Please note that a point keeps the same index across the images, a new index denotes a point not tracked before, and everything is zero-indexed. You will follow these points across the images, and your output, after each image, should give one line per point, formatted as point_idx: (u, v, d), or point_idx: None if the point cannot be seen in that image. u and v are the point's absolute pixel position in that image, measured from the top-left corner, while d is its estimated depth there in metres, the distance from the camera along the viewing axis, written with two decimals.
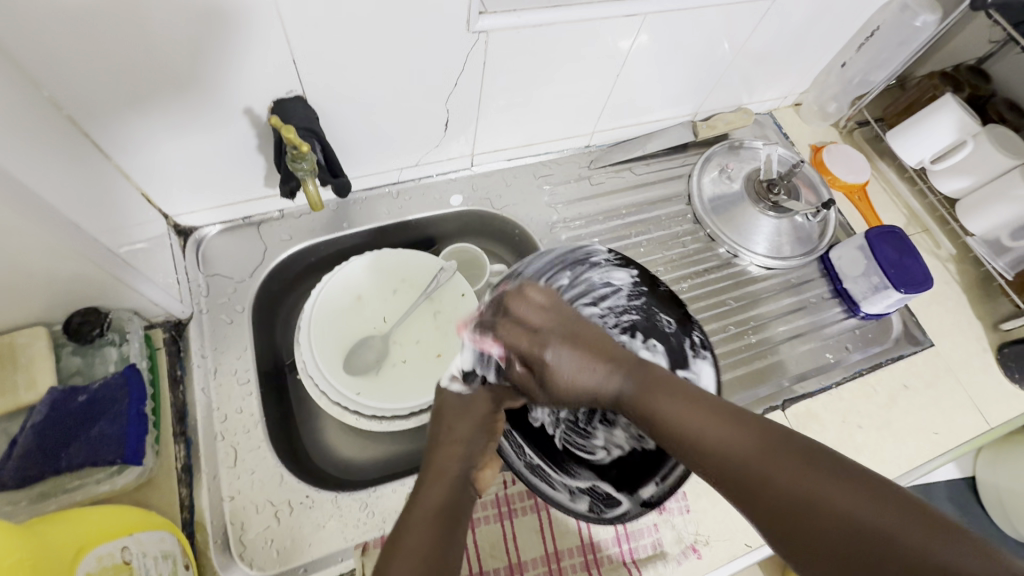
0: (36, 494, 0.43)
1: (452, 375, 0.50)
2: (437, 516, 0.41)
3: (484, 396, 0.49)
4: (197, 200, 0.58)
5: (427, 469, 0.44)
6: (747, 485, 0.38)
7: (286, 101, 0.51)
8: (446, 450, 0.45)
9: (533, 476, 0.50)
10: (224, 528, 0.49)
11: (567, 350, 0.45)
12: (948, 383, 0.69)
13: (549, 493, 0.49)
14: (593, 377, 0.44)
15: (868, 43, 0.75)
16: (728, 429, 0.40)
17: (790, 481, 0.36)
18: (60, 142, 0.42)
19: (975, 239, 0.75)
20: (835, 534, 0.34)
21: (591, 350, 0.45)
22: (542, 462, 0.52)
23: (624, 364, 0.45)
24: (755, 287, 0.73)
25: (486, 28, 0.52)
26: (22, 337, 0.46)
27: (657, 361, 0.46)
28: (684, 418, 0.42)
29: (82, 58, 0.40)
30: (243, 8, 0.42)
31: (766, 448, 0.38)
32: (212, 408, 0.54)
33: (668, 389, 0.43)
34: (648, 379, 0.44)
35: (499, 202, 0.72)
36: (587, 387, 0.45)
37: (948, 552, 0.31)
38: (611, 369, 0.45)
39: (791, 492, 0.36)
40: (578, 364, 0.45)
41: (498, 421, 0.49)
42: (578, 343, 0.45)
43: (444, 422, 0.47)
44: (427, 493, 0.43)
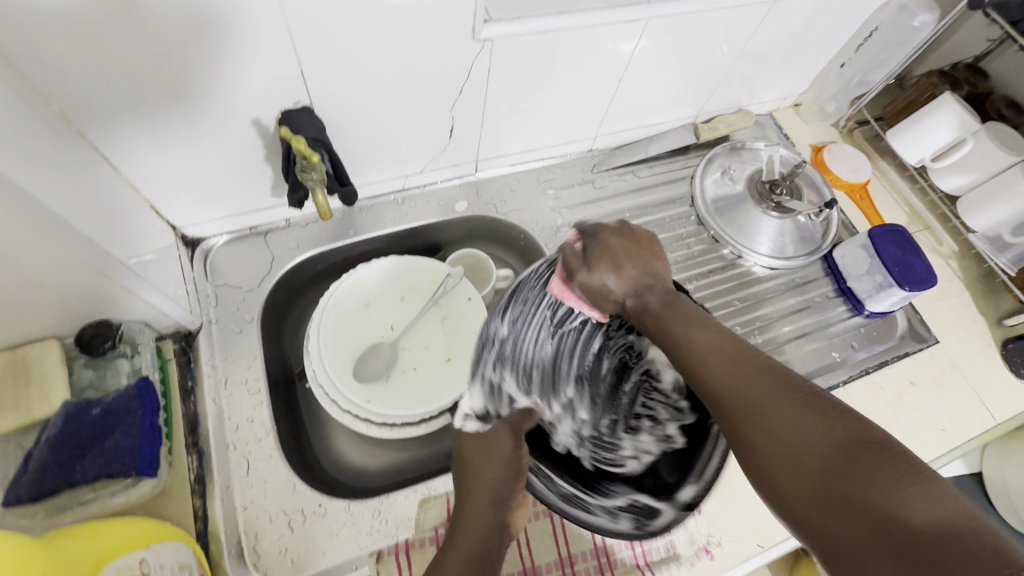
0: (51, 507, 0.43)
1: (465, 414, 0.52)
2: (475, 558, 0.42)
3: (506, 431, 0.52)
4: (204, 211, 0.58)
5: (459, 516, 0.45)
6: (732, 412, 0.38)
7: (294, 111, 0.51)
8: (476, 493, 0.47)
9: (561, 499, 0.49)
10: (238, 538, 0.49)
11: (620, 249, 0.51)
12: (954, 380, 0.69)
13: (580, 514, 0.48)
14: (625, 280, 0.50)
15: (867, 44, 0.75)
16: (725, 363, 0.41)
17: (771, 406, 0.37)
18: (70, 155, 0.42)
19: (976, 236, 0.75)
20: (801, 462, 0.33)
21: (633, 259, 0.51)
22: (572, 487, 0.51)
23: (661, 288, 0.50)
24: (760, 287, 0.74)
25: (490, 37, 0.52)
26: (34, 350, 0.46)
27: (679, 301, 0.48)
28: (693, 347, 0.43)
29: (91, 71, 0.40)
30: (252, 19, 0.42)
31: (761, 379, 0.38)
32: (223, 418, 0.54)
33: (694, 322, 0.45)
34: (674, 306, 0.47)
35: (504, 207, 0.73)
36: (613, 289, 0.50)
37: (915, 500, 0.29)
38: (639, 283, 0.50)
39: (771, 420, 0.36)
40: (617, 268, 0.50)
41: (523, 459, 0.50)
42: (622, 262, 0.50)
43: (471, 468, 0.48)
44: (462, 536, 0.44)
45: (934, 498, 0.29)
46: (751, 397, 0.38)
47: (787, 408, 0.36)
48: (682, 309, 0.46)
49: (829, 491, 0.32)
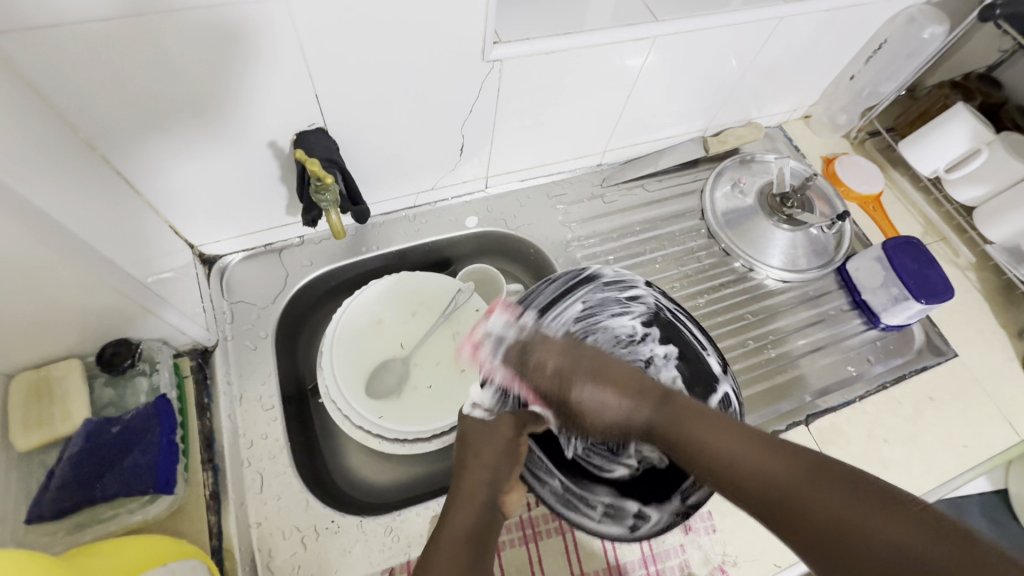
0: (72, 524, 0.44)
1: (473, 404, 0.52)
2: (465, 537, 0.43)
3: (508, 419, 0.50)
4: (221, 229, 0.59)
5: (455, 494, 0.46)
6: (785, 516, 0.36)
7: (309, 133, 0.52)
8: (474, 474, 0.47)
9: (627, 526, 0.49)
10: (252, 555, 0.50)
11: (597, 390, 0.47)
12: (974, 394, 0.67)
13: (646, 527, 0.49)
14: (618, 407, 0.46)
15: (877, 55, 0.75)
16: (748, 454, 0.40)
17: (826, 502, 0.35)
18: (94, 180, 0.44)
19: (993, 247, 0.74)
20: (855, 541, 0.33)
21: (614, 384, 0.47)
22: (631, 505, 0.50)
23: (651, 398, 0.46)
24: (773, 301, 0.73)
25: (500, 57, 0.53)
26: (56, 370, 0.47)
27: (685, 405, 0.45)
28: (712, 445, 0.41)
29: (115, 97, 0.42)
30: (270, 46, 0.44)
31: (792, 473, 0.37)
32: (237, 434, 0.55)
33: (705, 421, 0.43)
34: (677, 413, 0.44)
35: (514, 222, 0.73)
36: (617, 419, 0.47)
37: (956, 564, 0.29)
38: (635, 403, 0.46)
39: (826, 521, 0.34)
40: (603, 400, 0.47)
41: (522, 445, 0.50)
42: (607, 386, 0.47)
43: (470, 449, 0.49)
44: (456, 514, 0.45)
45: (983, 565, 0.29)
46: (791, 489, 0.37)
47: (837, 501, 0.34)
48: (691, 408, 0.44)
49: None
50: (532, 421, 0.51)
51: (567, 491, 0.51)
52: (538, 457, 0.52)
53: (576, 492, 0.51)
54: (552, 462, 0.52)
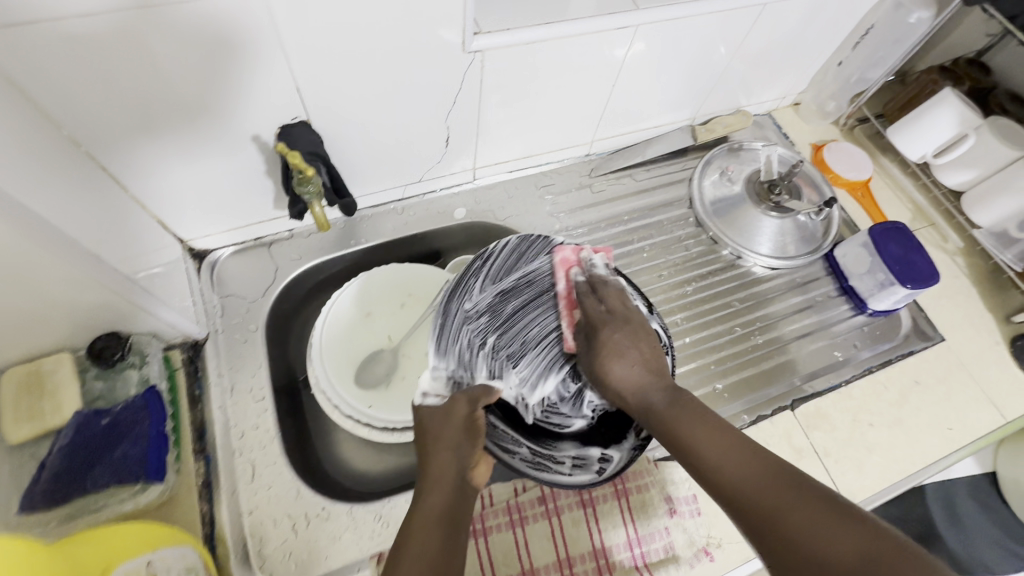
0: (64, 515, 0.44)
1: (424, 392, 0.51)
2: (441, 522, 0.41)
3: (463, 399, 0.50)
4: (210, 224, 0.60)
5: (424, 477, 0.44)
6: (759, 521, 0.35)
7: (292, 126, 0.52)
8: (438, 455, 0.46)
9: (594, 469, 0.52)
10: (244, 542, 0.51)
11: (625, 339, 0.50)
12: (960, 378, 0.68)
13: (612, 466, 0.52)
14: (636, 370, 0.48)
15: (864, 41, 0.75)
16: (733, 454, 0.39)
17: (809, 530, 0.33)
18: (80, 177, 0.44)
19: (981, 232, 0.74)
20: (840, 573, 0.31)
21: (638, 348, 0.49)
22: (594, 452, 0.54)
23: (664, 389, 0.46)
24: (761, 288, 0.74)
25: (481, 48, 0.53)
26: (47, 363, 0.48)
27: (685, 395, 0.45)
28: (700, 444, 0.41)
29: (99, 93, 0.43)
30: (250, 40, 0.44)
31: (773, 478, 0.37)
32: (229, 425, 0.56)
33: (699, 417, 0.43)
34: (679, 402, 0.45)
35: (502, 213, 0.74)
36: (628, 381, 0.48)
37: None
38: (649, 376, 0.47)
39: (798, 531, 0.33)
40: (620, 356, 0.49)
41: (477, 419, 0.50)
42: (627, 350, 0.49)
43: (430, 433, 0.48)
44: (427, 497, 0.43)
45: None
46: (779, 500, 0.35)
47: (822, 528, 0.33)
48: (690, 402, 0.44)
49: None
50: (485, 395, 0.51)
51: (536, 455, 0.54)
52: (500, 428, 0.54)
53: (544, 453, 0.55)
54: (515, 431, 0.55)
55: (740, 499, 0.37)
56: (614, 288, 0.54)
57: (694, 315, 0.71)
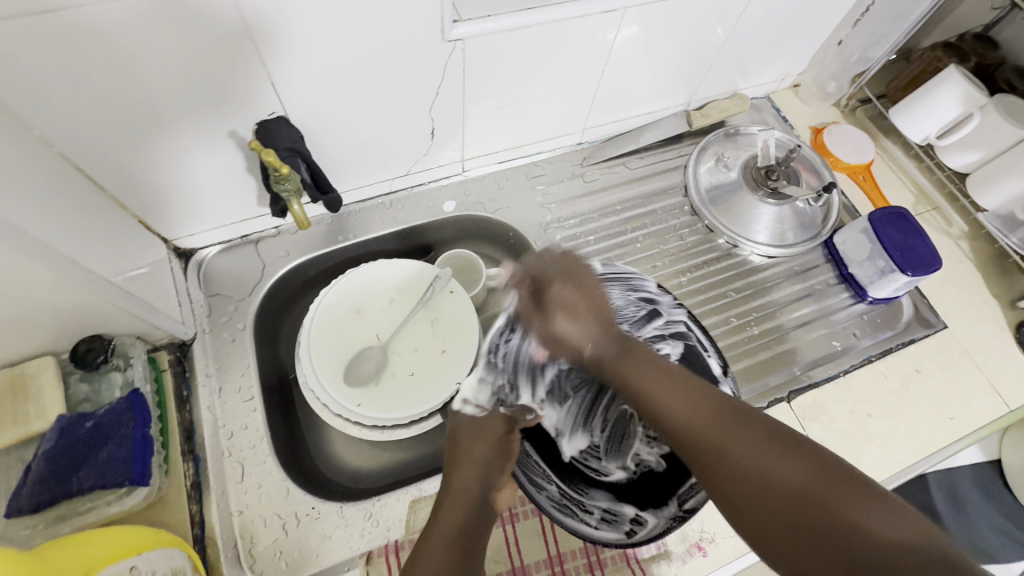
0: (51, 517, 0.45)
1: (464, 399, 0.53)
2: (455, 534, 0.43)
3: (499, 417, 0.52)
4: (195, 223, 0.60)
5: (448, 488, 0.47)
6: (701, 457, 0.38)
7: (269, 122, 0.51)
8: (465, 470, 0.48)
9: (624, 530, 0.48)
10: (235, 542, 0.51)
11: (575, 297, 0.52)
12: (963, 366, 0.66)
13: (643, 532, 0.47)
14: (581, 328, 0.51)
15: (864, 19, 0.72)
16: (688, 403, 0.41)
17: (746, 453, 0.36)
18: (52, 179, 0.43)
19: (987, 215, 0.72)
20: (767, 497, 0.33)
21: (586, 309, 0.51)
22: (628, 510, 0.50)
23: (611, 334, 0.50)
24: (759, 277, 0.72)
25: (462, 36, 0.52)
26: (31, 367, 0.48)
27: (635, 347, 0.48)
28: (649, 388, 0.43)
29: (69, 91, 0.41)
30: (220, 34, 0.43)
31: (711, 414, 0.39)
32: (218, 426, 0.55)
33: (650, 365, 0.45)
34: (631, 351, 0.48)
35: (492, 205, 0.72)
36: (572, 338, 0.51)
37: (876, 517, 0.30)
38: (600, 329, 0.50)
39: (737, 457, 0.36)
40: (573, 315, 0.51)
41: (513, 441, 0.51)
42: (577, 305, 0.51)
43: (461, 446, 0.50)
44: (448, 509, 0.45)
45: (887, 507, 0.30)
46: (716, 433, 0.38)
47: (756, 451, 0.35)
48: (641, 351, 0.47)
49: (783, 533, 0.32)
50: (522, 415, 0.54)
51: (565, 497, 0.52)
52: (536, 464, 0.54)
53: (574, 497, 0.52)
54: (548, 467, 0.54)
55: (685, 440, 0.39)
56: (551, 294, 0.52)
57: (689, 306, 0.69)
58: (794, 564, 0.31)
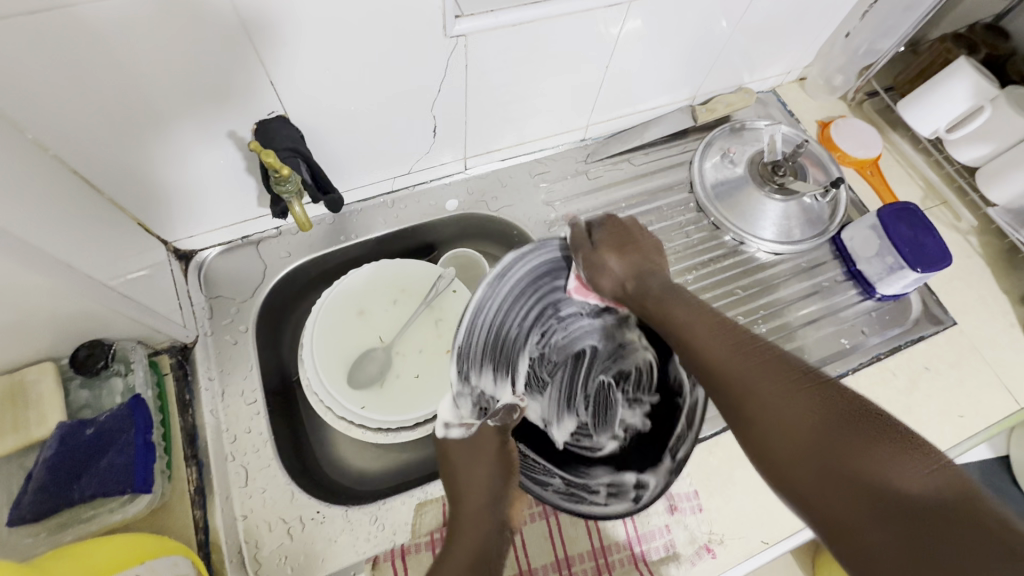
0: (53, 525, 0.44)
1: (446, 424, 0.50)
2: (475, 560, 0.42)
3: (490, 429, 0.50)
4: (195, 225, 0.59)
5: (457, 514, 0.46)
6: (737, 393, 0.38)
7: (269, 122, 0.51)
8: (470, 492, 0.47)
9: (631, 498, 0.49)
10: (240, 547, 0.50)
11: (620, 240, 0.55)
12: (973, 363, 0.66)
13: (649, 493, 0.48)
14: (627, 268, 0.53)
15: (873, 11, 0.71)
16: (732, 344, 0.41)
17: (783, 392, 0.36)
18: (48, 182, 0.42)
19: (997, 209, 0.71)
20: (799, 433, 0.34)
21: (631, 252, 0.54)
22: (629, 478, 0.50)
23: (656, 276, 0.52)
24: (766, 274, 0.71)
25: (464, 32, 0.51)
26: (30, 374, 0.47)
27: (678, 287, 0.50)
28: (691, 330, 0.43)
29: (61, 91, 0.40)
30: (217, 33, 0.42)
31: (755, 355, 0.39)
32: (221, 430, 0.55)
33: (692, 308, 0.46)
34: (671, 291, 0.49)
35: (495, 203, 0.71)
36: (615, 277, 0.53)
37: (916, 474, 0.30)
38: (640, 270, 0.52)
39: (776, 395, 0.36)
40: (619, 254, 0.54)
41: (511, 449, 0.50)
42: (626, 248, 0.54)
43: (458, 468, 0.48)
44: (462, 536, 0.44)
45: (927, 463, 0.31)
46: (755, 373, 0.38)
47: (794, 392, 0.36)
48: (682, 294, 0.48)
49: (801, 460, 0.33)
50: (508, 417, 0.53)
51: (568, 484, 0.51)
52: (529, 456, 0.53)
53: (574, 480, 0.52)
54: (547, 461, 0.54)
55: (720, 376, 0.40)
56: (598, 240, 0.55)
57: None
58: (813, 497, 0.32)
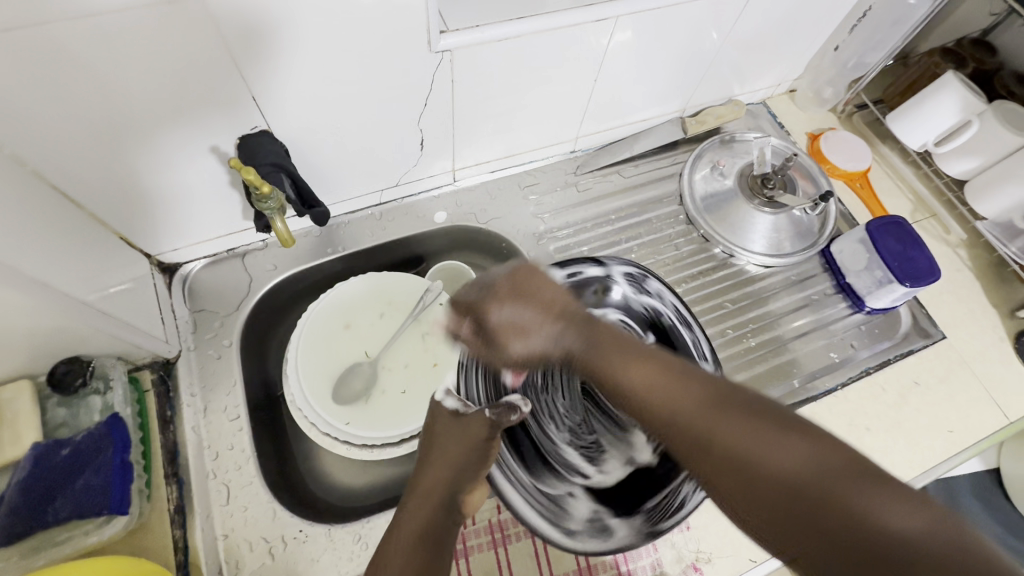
0: (27, 548, 0.44)
1: (445, 390, 0.52)
2: (420, 537, 0.44)
3: (479, 415, 0.49)
4: (179, 238, 0.58)
5: (415, 488, 0.47)
6: (692, 446, 0.38)
7: (252, 137, 0.50)
8: (433, 470, 0.48)
9: None
10: (219, 567, 0.50)
11: (519, 308, 0.51)
12: (962, 378, 0.65)
13: None
14: (540, 338, 0.50)
15: (861, 24, 0.71)
16: (692, 394, 0.40)
17: (740, 440, 0.36)
18: (24, 198, 0.42)
19: (986, 223, 0.71)
20: (763, 486, 0.34)
21: (541, 312, 0.50)
22: None
23: (574, 322, 0.50)
24: (755, 287, 0.71)
25: (449, 47, 0.51)
26: (6, 392, 0.46)
27: (601, 332, 0.49)
28: (636, 382, 0.43)
29: (37, 108, 0.40)
30: (197, 49, 0.42)
31: (705, 403, 0.39)
32: (202, 446, 0.54)
33: (631, 356, 0.45)
34: (602, 340, 0.48)
35: (484, 216, 0.71)
36: (536, 350, 0.51)
37: (884, 509, 0.30)
38: (557, 329, 0.50)
39: (733, 446, 0.36)
40: (524, 326, 0.50)
41: (493, 446, 0.49)
42: (527, 325, 0.50)
43: (435, 445, 0.49)
44: (414, 510, 0.46)
45: (892, 496, 0.31)
46: (708, 424, 0.38)
47: (749, 439, 0.36)
48: (613, 339, 0.48)
49: (770, 511, 0.34)
50: (508, 415, 0.49)
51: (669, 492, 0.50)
52: (636, 509, 0.50)
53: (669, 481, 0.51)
54: (642, 494, 0.51)
55: (674, 428, 0.40)
56: (520, 304, 0.51)
57: None
58: (787, 548, 0.33)
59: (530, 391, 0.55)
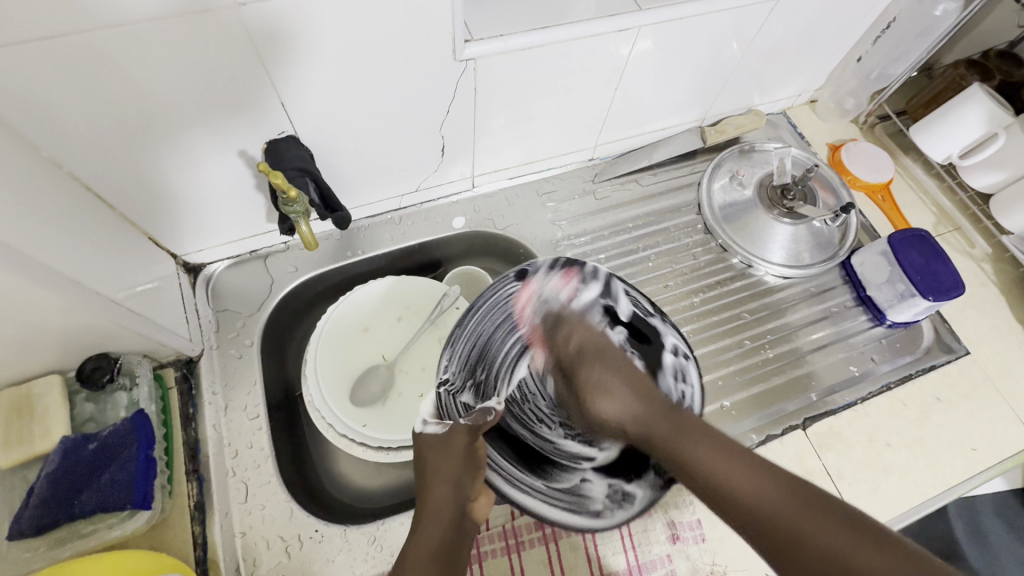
0: (53, 539, 0.45)
1: (424, 420, 0.53)
2: (435, 551, 0.44)
3: (461, 429, 0.53)
4: (204, 239, 0.59)
5: (421, 509, 0.48)
6: (779, 541, 0.39)
7: (279, 141, 0.51)
8: (433, 488, 0.49)
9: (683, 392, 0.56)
10: (237, 564, 0.50)
11: (604, 378, 0.58)
12: (986, 395, 0.64)
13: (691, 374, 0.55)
14: (619, 404, 0.56)
15: (885, 35, 0.71)
16: (754, 475, 0.43)
17: (821, 537, 0.37)
18: (60, 198, 0.43)
19: (1011, 237, 0.70)
20: None
21: (626, 385, 0.57)
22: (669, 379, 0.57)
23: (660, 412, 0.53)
24: (774, 298, 0.70)
25: (473, 56, 0.51)
26: (37, 387, 0.47)
27: (684, 420, 0.50)
28: (710, 468, 0.45)
29: (77, 112, 0.41)
30: (230, 56, 0.43)
31: (781, 496, 0.40)
32: (222, 444, 0.55)
33: (705, 441, 0.47)
34: (682, 427, 0.50)
35: (502, 222, 0.71)
36: (614, 415, 0.56)
37: None
38: (633, 401, 0.56)
39: (817, 545, 0.37)
40: (605, 393, 0.58)
41: (477, 450, 0.53)
42: (611, 386, 0.58)
43: (427, 464, 0.50)
44: (424, 528, 0.46)
45: None
46: (787, 519, 0.39)
47: (830, 538, 0.37)
48: (692, 425, 0.49)
49: None
50: (483, 417, 0.55)
51: None
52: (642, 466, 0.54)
53: None
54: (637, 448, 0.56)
55: (757, 522, 0.40)
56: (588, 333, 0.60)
57: (701, 327, 0.68)
58: None
59: (514, 406, 0.60)
